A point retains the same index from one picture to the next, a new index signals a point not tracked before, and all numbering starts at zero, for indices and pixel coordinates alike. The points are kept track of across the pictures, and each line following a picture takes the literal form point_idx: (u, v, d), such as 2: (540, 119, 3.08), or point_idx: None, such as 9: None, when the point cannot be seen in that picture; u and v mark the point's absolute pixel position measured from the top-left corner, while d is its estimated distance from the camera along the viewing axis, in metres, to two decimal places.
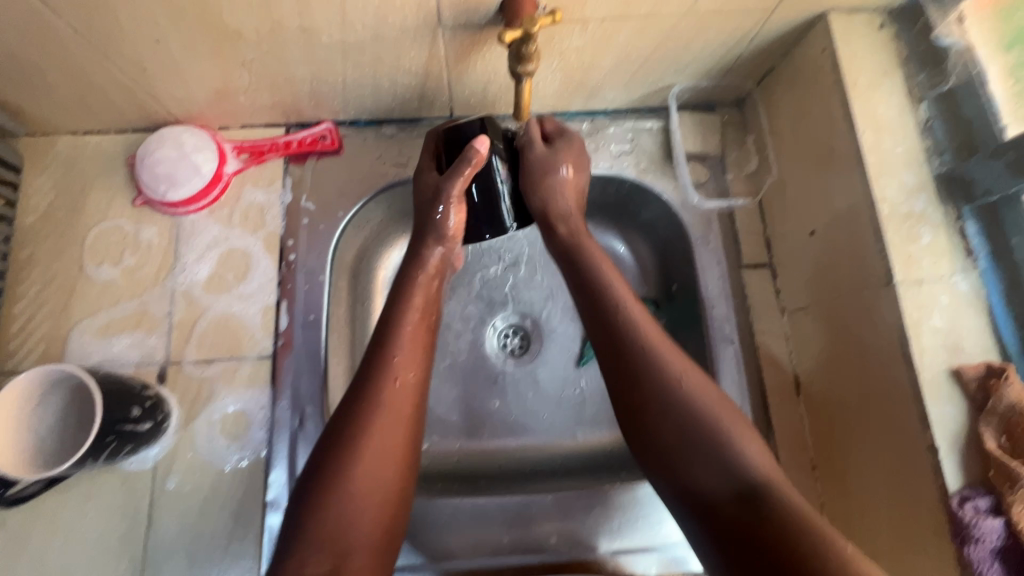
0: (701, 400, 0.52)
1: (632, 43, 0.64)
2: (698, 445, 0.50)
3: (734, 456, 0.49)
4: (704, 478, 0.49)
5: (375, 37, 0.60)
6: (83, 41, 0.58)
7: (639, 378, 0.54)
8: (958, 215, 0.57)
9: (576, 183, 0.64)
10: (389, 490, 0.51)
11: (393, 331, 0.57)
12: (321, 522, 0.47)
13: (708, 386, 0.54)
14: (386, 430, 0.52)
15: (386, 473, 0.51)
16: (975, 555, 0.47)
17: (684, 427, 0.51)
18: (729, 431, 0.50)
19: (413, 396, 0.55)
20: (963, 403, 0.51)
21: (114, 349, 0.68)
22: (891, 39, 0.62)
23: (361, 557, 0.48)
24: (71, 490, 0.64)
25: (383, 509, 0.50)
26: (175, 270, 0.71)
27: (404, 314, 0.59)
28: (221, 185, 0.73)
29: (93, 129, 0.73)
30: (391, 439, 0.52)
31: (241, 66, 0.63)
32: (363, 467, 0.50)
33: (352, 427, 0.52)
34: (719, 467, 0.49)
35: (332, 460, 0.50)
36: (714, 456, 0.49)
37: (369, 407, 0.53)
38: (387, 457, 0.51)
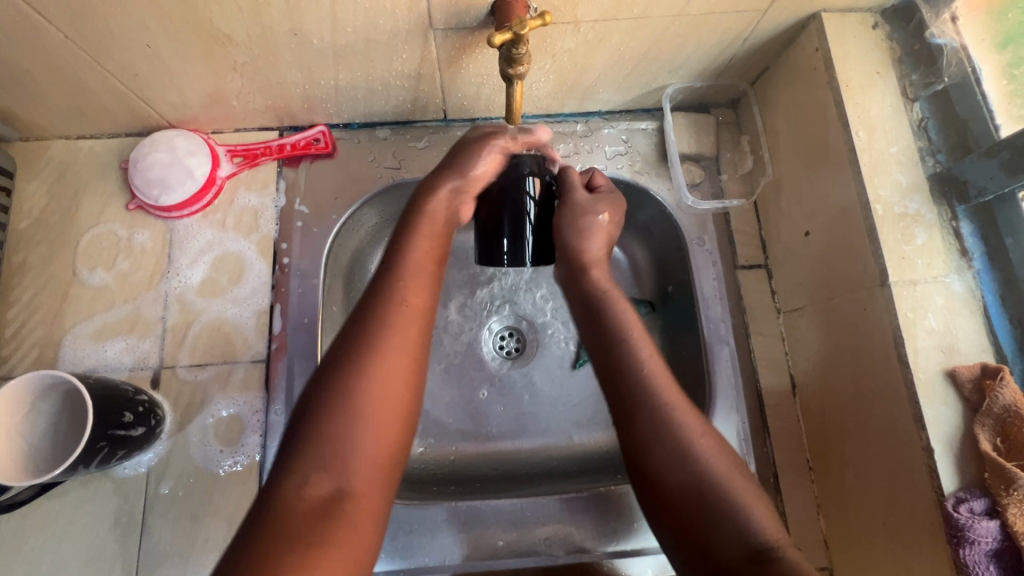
0: (713, 463, 0.49)
1: (625, 44, 0.64)
2: (711, 511, 0.46)
3: (747, 522, 0.46)
4: (721, 539, 0.45)
5: (366, 39, 0.60)
6: (74, 46, 0.57)
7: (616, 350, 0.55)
8: (953, 215, 0.57)
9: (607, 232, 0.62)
10: (396, 411, 0.46)
11: (399, 257, 0.54)
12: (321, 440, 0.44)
13: (719, 450, 0.50)
14: (390, 346, 0.48)
15: (393, 392, 0.47)
16: (970, 557, 0.47)
17: (697, 490, 0.47)
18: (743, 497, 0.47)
19: (421, 320, 0.51)
20: (958, 404, 0.51)
21: (108, 354, 0.68)
22: (884, 38, 0.62)
23: (364, 480, 0.44)
24: (65, 495, 0.63)
25: (390, 430, 0.46)
26: (169, 274, 0.71)
27: (412, 241, 0.55)
28: (215, 188, 0.73)
29: (86, 133, 0.73)
30: (398, 361, 0.48)
31: (233, 70, 0.63)
32: (367, 385, 0.46)
33: (352, 344, 0.48)
34: (732, 533, 0.45)
35: (334, 375, 0.46)
36: (726, 524, 0.46)
37: (375, 328, 0.48)
38: (394, 374, 0.47)
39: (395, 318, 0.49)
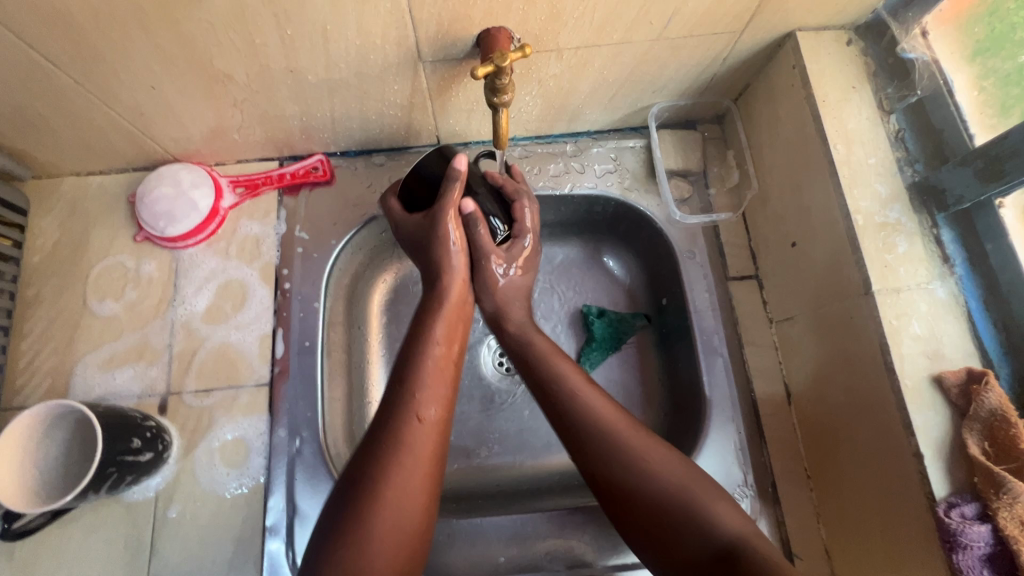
0: (667, 474, 0.52)
1: (608, 68, 0.66)
2: (678, 518, 0.50)
3: (708, 519, 0.49)
4: (689, 544, 0.49)
5: (359, 73, 0.63)
6: (83, 90, 0.61)
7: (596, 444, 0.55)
8: (933, 223, 0.58)
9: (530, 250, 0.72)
10: (409, 537, 0.50)
11: (415, 367, 0.57)
12: (337, 562, 0.47)
13: (675, 460, 0.53)
14: (408, 465, 0.52)
15: (408, 512, 0.51)
16: (964, 562, 0.47)
17: (661, 493, 0.51)
18: (700, 496, 0.51)
19: (436, 436, 0.55)
20: (946, 410, 0.52)
21: (117, 382, 0.70)
22: (859, 53, 0.64)
23: None
24: (77, 520, 0.65)
25: (403, 543, 0.50)
26: (175, 302, 0.73)
27: (429, 348, 0.59)
28: (218, 219, 0.75)
29: (95, 170, 0.76)
30: (415, 479, 0.52)
31: (233, 106, 0.66)
32: (387, 507, 0.49)
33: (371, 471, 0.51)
34: (699, 536, 0.49)
35: (355, 496, 0.50)
36: (690, 522, 0.49)
37: (390, 444, 0.52)
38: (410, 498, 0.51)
39: (411, 436, 0.53)
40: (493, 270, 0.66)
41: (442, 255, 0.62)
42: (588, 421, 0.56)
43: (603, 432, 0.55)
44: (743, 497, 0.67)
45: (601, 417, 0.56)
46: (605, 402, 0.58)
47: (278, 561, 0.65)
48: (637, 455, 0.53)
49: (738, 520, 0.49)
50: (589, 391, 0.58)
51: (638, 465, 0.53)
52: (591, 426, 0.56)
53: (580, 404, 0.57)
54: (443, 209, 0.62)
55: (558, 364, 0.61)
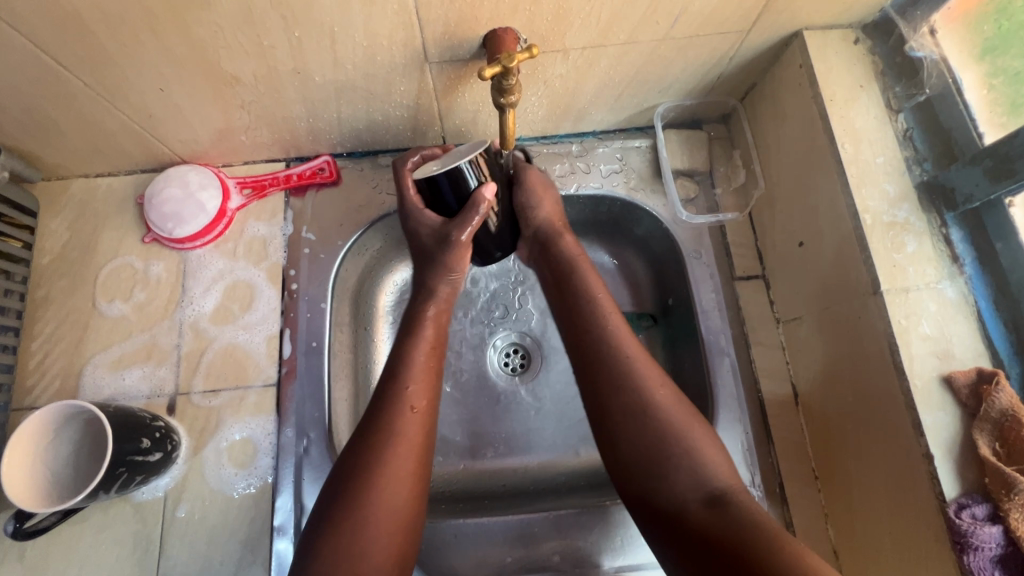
0: (672, 412, 0.55)
1: (614, 68, 0.66)
2: (676, 461, 0.52)
3: (702, 462, 0.52)
4: (680, 486, 0.51)
5: (366, 75, 0.63)
6: (93, 93, 0.61)
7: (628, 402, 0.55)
8: (942, 222, 0.57)
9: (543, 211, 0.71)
10: (403, 516, 0.51)
11: (406, 360, 0.58)
12: (337, 535, 0.48)
13: (681, 405, 0.56)
14: (400, 451, 0.53)
15: (403, 493, 0.52)
16: (974, 563, 0.47)
17: (661, 433, 0.53)
18: (696, 442, 0.53)
19: (425, 425, 0.56)
20: (956, 410, 0.52)
21: (126, 382, 0.70)
22: (866, 52, 0.64)
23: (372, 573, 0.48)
24: (87, 520, 0.66)
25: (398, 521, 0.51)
26: (183, 303, 0.74)
27: (416, 344, 0.60)
28: (225, 220, 0.76)
29: (104, 172, 0.77)
30: (406, 464, 0.53)
31: (241, 108, 0.67)
32: (383, 485, 0.51)
33: (365, 454, 0.52)
34: (690, 478, 0.51)
35: (353, 476, 0.51)
36: (684, 465, 0.52)
37: (386, 429, 0.54)
38: (402, 479, 0.52)
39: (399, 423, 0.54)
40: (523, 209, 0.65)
41: (438, 267, 0.61)
42: (613, 363, 0.57)
43: (624, 374, 0.56)
44: (750, 497, 0.67)
45: (643, 383, 0.56)
46: (635, 346, 0.58)
47: (286, 560, 0.65)
48: (656, 400, 0.55)
49: (729, 472, 0.52)
50: (621, 332, 0.59)
51: (650, 410, 0.54)
52: (614, 365, 0.57)
53: (608, 342, 0.58)
54: (458, 230, 0.57)
55: (597, 299, 0.61)
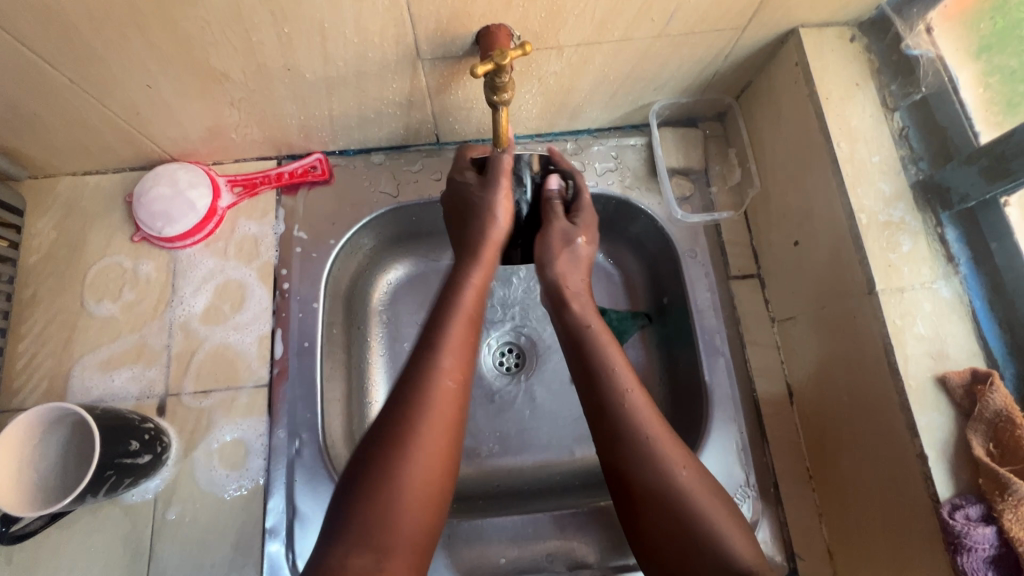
0: (696, 497, 0.51)
1: (609, 66, 0.66)
2: (699, 543, 0.49)
3: (726, 546, 0.49)
4: (704, 569, 0.48)
5: (357, 71, 0.62)
6: (78, 90, 0.60)
7: (637, 458, 0.53)
8: (938, 222, 0.57)
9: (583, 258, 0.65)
10: (435, 489, 0.50)
11: (442, 329, 0.56)
12: (364, 520, 0.46)
13: (704, 487, 0.52)
14: (432, 427, 0.51)
15: (434, 466, 0.50)
16: (968, 564, 0.47)
17: (682, 515, 0.50)
18: (721, 523, 0.50)
19: (459, 396, 0.54)
20: (950, 410, 0.51)
21: (115, 383, 0.70)
22: (862, 50, 0.63)
23: (403, 554, 0.47)
24: (75, 523, 0.65)
25: (428, 498, 0.49)
26: (173, 302, 0.73)
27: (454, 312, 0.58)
28: (216, 219, 0.75)
29: (92, 169, 0.76)
30: (439, 442, 0.51)
31: (231, 105, 0.66)
32: (414, 467, 0.49)
33: (396, 426, 0.50)
34: (714, 563, 0.48)
35: (379, 455, 0.49)
36: (707, 546, 0.49)
37: (417, 405, 0.51)
38: (433, 456, 0.50)
39: (435, 393, 0.52)
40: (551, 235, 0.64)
41: (483, 217, 0.62)
42: (636, 443, 0.54)
43: (648, 455, 0.53)
44: (746, 498, 0.66)
45: (649, 438, 0.54)
46: (657, 422, 0.55)
47: (279, 562, 0.64)
48: (679, 483, 0.52)
49: (751, 549, 0.49)
50: (640, 403, 0.56)
51: (676, 491, 0.51)
52: (635, 446, 0.54)
53: (628, 417, 0.55)
54: (496, 176, 0.62)
55: (615, 371, 0.58)
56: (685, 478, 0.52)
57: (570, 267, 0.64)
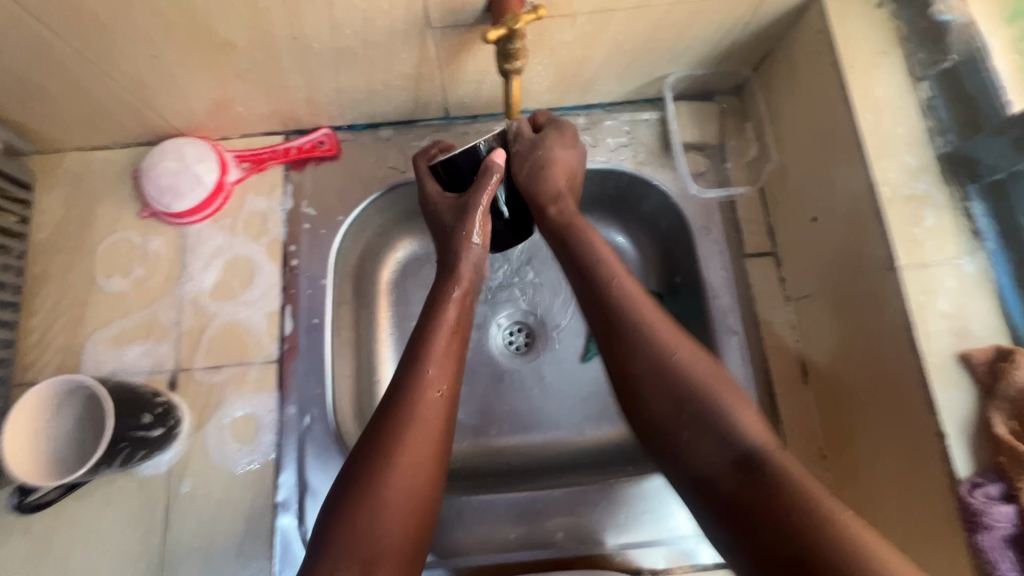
0: (693, 371, 0.52)
1: (623, 35, 0.64)
2: (699, 419, 0.50)
3: (731, 424, 0.49)
4: (703, 451, 0.49)
5: (365, 41, 0.60)
6: (83, 60, 0.59)
7: (631, 345, 0.54)
8: (964, 195, 0.55)
9: (568, 162, 0.63)
10: (420, 500, 0.51)
11: (426, 345, 0.57)
12: (352, 525, 0.48)
13: (704, 361, 0.53)
14: (417, 441, 0.52)
15: (418, 479, 0.51)
16: (986, 542, 0.46)
17: (677, 398, 0.51)
18: (720, 393, 0.51)
19: (445, 411, 0.55)
20: (971, 388, 0.50)
21: (127, 358, 0.70)
22: (889, 16, 0.61)
23: (388, 562, 0.48)
24: (90, 494, 0.66)
25: (414, 508, 0.50)
26: (183, 279, 0.73)
27: (438, 327, 0.58)
28: (223, 194, 0.74)
29: (99, 144, 0.75)
30: (422, 455, 0.52)
31: (237, 76, 0.64)
32: (397, 478, 0.50)
33: (382, 444, 0.51)
34: (715, 438, 0.49)
35: (367, 467, 0.50)
36: (709, 422, 0.50)
37: (401, 418, 0.52)
38: (417, 466, 0.51)
39: (418, 410, 0.53)
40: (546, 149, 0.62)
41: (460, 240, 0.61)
42: (629, 329, 0.55)
43: (641, 341, 0.54)
44: None
45: (641, 324, 0.55)
46: (650, 308, 0.56)
47: (291, 535, 0.65)
48: (671, 365, 0.53)
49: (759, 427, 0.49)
50: (633, 293, 0.57)
51: (669, 372, 0.52)
52: (629, 331, 0.55)
53: (622, 304, 0.56)
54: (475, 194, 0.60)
55: (607, 266, 0.59)
56: (680, 362, 0.52)
57: (557, 169, 0.63)
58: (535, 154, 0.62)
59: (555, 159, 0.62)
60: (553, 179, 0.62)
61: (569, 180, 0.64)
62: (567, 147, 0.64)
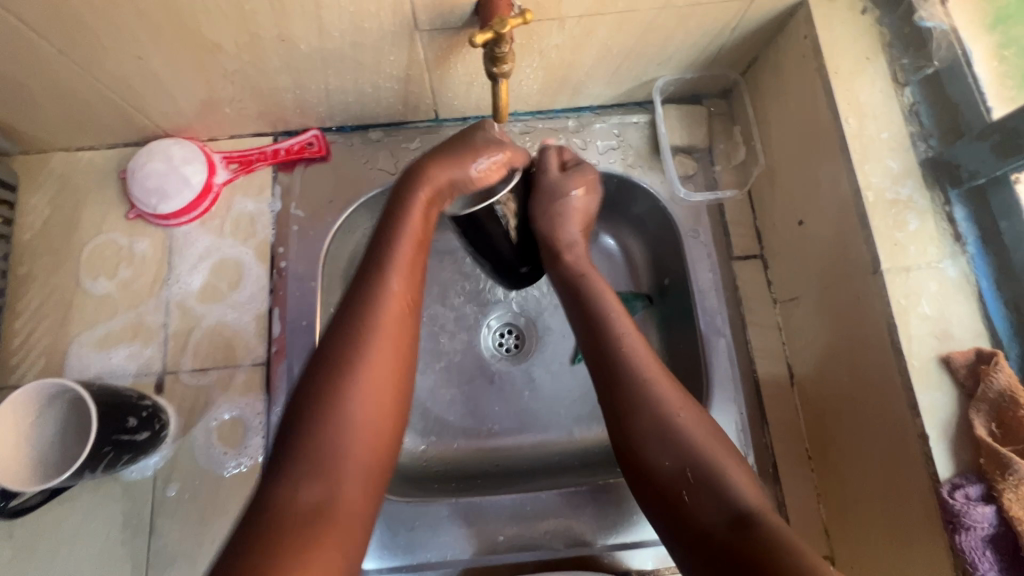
0: (692, 430, 0.52)
1: (611, 38, 0.64)
2: (698, 480, 0.50)
3: (727, 484, 0.49)
4: (702, 509, 0.48)
5: (353, 43, 0.60)
6: (67, 60, 0.59)
7: (632, 400, 0.54)
8: (946, 200, 0.56)
9: (584, 205, 0.66)
10: (385, 418, 0.50)
11: (389, 251, 0.55)
12: (313, 442, 0.47)
13: (703, 421, 0.53)
14: (381, 344, 0.51)
15: (381, 395, 0.50)
16: (966, 543, 0.47)
17: (680, 457, 0.51)
18: (720, 458, 0.51)
19: (408, 320, 0.54)
20: (953, 391, 0.51)
21: (113, 361, 0.69)
22: (874, 22, 0.61)
23: (352, 481, 0.47)
24: (75, 499, 0.65)
25: (378, 419, 0.50)
26: (170, 281, 0.72)
27: (400, 234, 0.57)
28: (211, 195, 0.74)
29: (85, 145, 0.75)
30: (385, 362, 0.51)
31: (224, 77, 0.64)
32: (360, 385, 0.49)
33: (342, 344, 0.51)
34: (712, 499, 0.48)
35: (327, 374, 0.49)
36: (710, 481, 0.49)
37: (363, 321, 0.52)
38: (383, 380, 0.50)
39: (383, 320, 0.52)
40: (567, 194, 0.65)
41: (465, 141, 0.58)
42: (632, 384, 0.55)
43: (628, 367, 0.56)
44: None
45: (647, 380, 0.55)
46: (652, 363, 0.57)
47: None
48: (668, 421, 0.53)
49: (755, 492, 0.49)
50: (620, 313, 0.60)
51: (666, 423, 0.53)
52: (631, 385, 0.55)
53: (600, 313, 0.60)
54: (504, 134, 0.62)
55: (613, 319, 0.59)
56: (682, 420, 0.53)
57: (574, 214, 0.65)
58: (554, 195, 0.65)
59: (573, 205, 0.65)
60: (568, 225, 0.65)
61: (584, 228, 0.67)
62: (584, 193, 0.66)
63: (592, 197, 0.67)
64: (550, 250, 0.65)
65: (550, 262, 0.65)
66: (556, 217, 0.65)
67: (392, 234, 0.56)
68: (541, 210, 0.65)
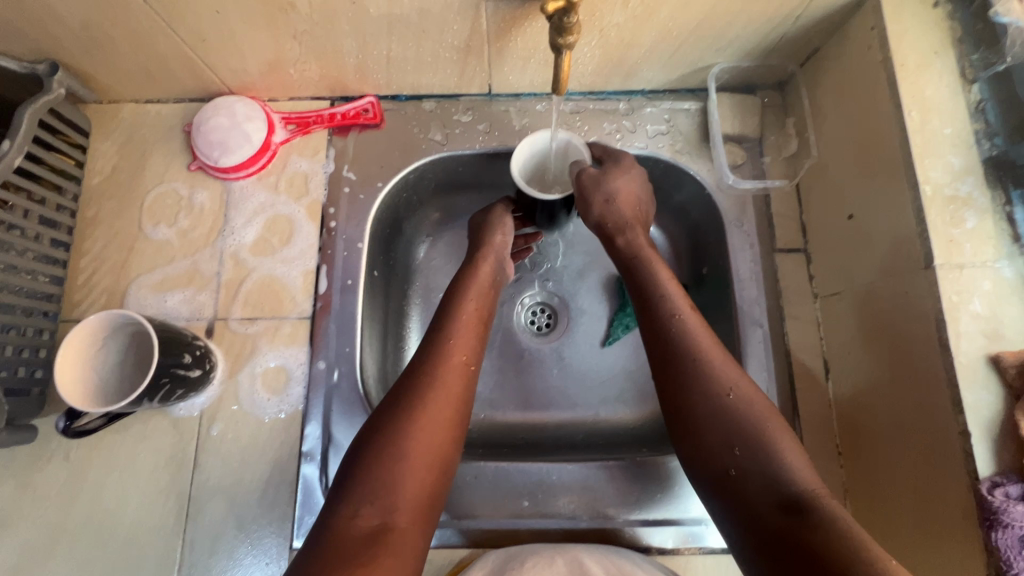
0: (747, 408, 0.53)
1: (674, 20, 0.64)
2: (748, 460, 0.51)
3: (779, 466, 0.50)
4: (752, 490, 0.50)
5: (420, 10, 0.62)
6: (149, 11, 0.61)
7: (691, 389, 0.55)
8: (1007, 200, 0.55)
9: (631, 195, 0.69)
10: (438, 456, 0.54)
11: (452, 318, 0.63)
12: (372, 473, 0.51)
13: (755, 394, 0.54)
14: (438, 402, 0.56)
15: (436, 437, 0.55)
16: (1002, 541, 0.47)
17: (730, 436, 0.52)
18: (773, 435, 0.51)
19: (465, 378, 0.60)
20: (1000, 391, 0.50)
21: (168, 303, 0.73)
22: (945, 17, 0.60)
23: (405, 514, 0.50)
24: (127, 429, 0.69)
25: (432, 460, 0.54)
26: (225, 232, 0.75)
27: (463, 303, 0.65)
28: (269, 153, 0.76)
29: (154, 97, 0.78)
30: (442, 414, 0.56)
31: (293, 38, 0.66)
32: (417, 433, 0.54)
33: (406, 399, 0.56)
34: (762, 478, 0.49)
35: (391, 420, 0.54)
36: (760, 462, 0.50)
37: (428, 379, 0.57)
38: (439, 424, 0.55)
39: (447, 374, 0.58)
40: (615, 182, 0.68)
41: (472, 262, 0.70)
42: (686, 365, 0.56)
43: (685, 359, 0.56)
44: None
45: (709, 365, 0.56)
46: (708, 338, 0.58)
47: (312, 485, 0.67)
48: (726, 406, 0.53)
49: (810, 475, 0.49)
50: (699, 332, 0.58)
51: (728, 416, 0.53)
52: (688, 372, 0.56)
53: (679, 339, 0.58)
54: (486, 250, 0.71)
55: (671, 301, 0.61)
56: (738, 394, 0.54)
57: (625, 199, 0.68)
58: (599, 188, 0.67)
59: (623, 185, 0.68)
60: (623, 208, 0.68)
61: (637, 209, 0.69)
62: (625, 176, 0.69)
63: (638, 184, 0.70)
64: (606, 234, 0.69)
65: (606, 243, 0.69)
66: (607, 202, 0.67)
67: (453, 307, 0.65)
68: (593, 200, 0.68)
